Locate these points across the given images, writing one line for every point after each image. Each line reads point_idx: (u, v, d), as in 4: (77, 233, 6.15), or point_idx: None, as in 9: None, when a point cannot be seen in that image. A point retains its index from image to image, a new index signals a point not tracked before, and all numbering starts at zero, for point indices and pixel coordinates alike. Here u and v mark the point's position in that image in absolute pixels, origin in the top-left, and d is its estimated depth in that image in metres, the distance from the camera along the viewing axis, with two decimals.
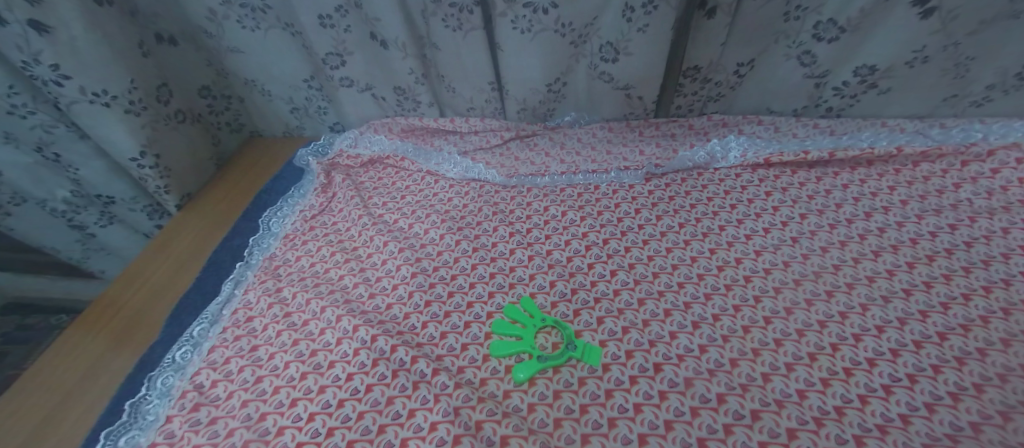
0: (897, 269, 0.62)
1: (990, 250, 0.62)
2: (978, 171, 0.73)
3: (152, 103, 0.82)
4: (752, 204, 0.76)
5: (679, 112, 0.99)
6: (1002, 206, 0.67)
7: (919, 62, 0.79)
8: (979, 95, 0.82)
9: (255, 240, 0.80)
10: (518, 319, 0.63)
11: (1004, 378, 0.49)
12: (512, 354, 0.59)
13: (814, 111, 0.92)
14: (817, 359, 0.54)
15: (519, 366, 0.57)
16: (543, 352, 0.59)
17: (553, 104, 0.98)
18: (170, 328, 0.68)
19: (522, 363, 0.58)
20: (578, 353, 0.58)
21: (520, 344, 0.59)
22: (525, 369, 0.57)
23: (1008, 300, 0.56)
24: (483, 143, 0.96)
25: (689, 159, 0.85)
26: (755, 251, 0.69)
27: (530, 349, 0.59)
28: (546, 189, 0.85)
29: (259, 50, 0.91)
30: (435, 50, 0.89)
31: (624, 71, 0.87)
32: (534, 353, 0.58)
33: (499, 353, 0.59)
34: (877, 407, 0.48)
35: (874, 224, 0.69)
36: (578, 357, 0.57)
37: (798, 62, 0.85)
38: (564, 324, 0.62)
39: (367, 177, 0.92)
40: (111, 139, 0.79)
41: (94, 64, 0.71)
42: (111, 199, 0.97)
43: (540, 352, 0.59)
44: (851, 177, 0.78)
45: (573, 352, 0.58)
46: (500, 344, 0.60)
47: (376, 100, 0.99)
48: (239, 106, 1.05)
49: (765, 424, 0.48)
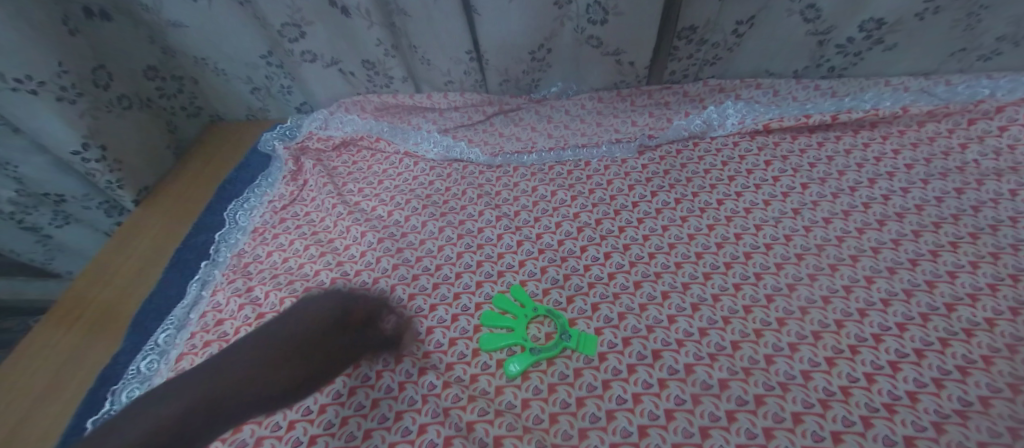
0: (903, 239, 0.60)
1: (998, 214, 0.59)
2: (985, 129, 0.70)
3: (88, 89, 0.74)
4: (751, 175, 0.72)
5: (673, 78, 0.93)
6: (1010, 166, 0.64)
7: (930, 13, 0.74)
8: (988, 49, 0.78)
9: (221, 236, 0.74)
10: (509, 310, 0.59)
11: (1013, 348, 0.47)
12: (504, 346, 0.56)
13: (816, 71, 0.87)
14: (822, 338, 0.51)
15: (512, 358, 0.54)
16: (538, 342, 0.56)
17: (538, 74, 0.91)
18: (133, 337, 0.63)
19: (516, 354, 0.55)
20: (574, 342, 0.55)
21: (512, 336, 0.56)
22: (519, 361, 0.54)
23: (1017, 266, 0.53)
24: (465, 120, 0.89)
25: (684, 128, 0.80)
26: (756, 226, 0.65)
27: (525, 341, 0.56)
28: (533, 167, 0.80)
29: (206, 22, 0.82)
30: (405, 17, 0.81)
31: (613, 34, 0.81)
32: (529, 344, 0.55)
33: (490, 347, 0.56)
34: (884, 385, 0.46)
35: (878, 191, 0.66)
36: (575, 347, 0.54)
37: (801, 17, 0.79)
38: (558, 311, 0.59)
39: (340, 162, 0.86)
40: (45, 132, 0.71)
41: (10, 45, 0.62)
42: (61, 197, 0.89)
43: (535, 343, 0.56)
44: (854, 141, 0.74)
45: (569, 341, 0.55)
46: (490, 337, 0.57)
47: (344, 76, 0.92)
48: (194, 87, 0.96)
49: (770, 409, 0.46)
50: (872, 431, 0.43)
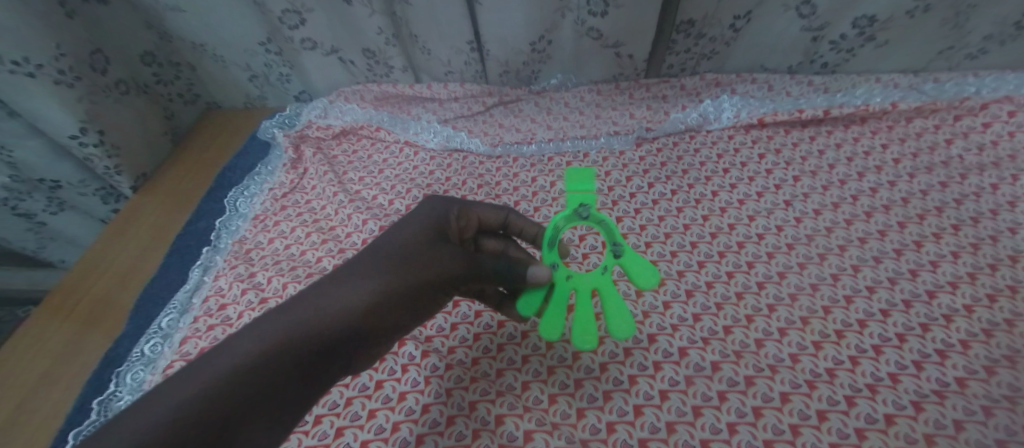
0: (889, 230, 0.62)
1: (980, 207, 0.62)
2: (970, 126, 0.72)
3: (86, 73, 0.74)
4: (746, 168, 0.74)
5: (670, 72, 0.94)
6: (992, 161, 0.67)
7: (920, 11, 0.77)
8: (975, 47, 0.81)
9: (222, 223, 0.75)
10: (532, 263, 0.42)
11: (989, 333, 0.49)
12: (559, 312, 0.42)
13: (809, 67, 0.89)
14: (809, 323, 0.53)
15: (583, 324, 0.41)
16: (590, 280, 0.44)
17: (538, 66, 0.92)
18: (135, 321, 0.63)
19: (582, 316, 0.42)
20: (635, 263, 0.43)
21: (560, 294, 0.43)
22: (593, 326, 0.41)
23: (996, 256, 0.56)
24: (464, 111, 0.90)
25: (681, 121, 0.81)
26: (749, 216, 0.67)
27: (579, 293, 0.43)
28: (533, 158, 0.81)
29: (205, 9, 0.82)
30: (407, 6, 0.82)
31: (614, 26, 0.82)
32: (587, 294, 0.43)
33: (546, 328, 0.41)
34: (868, 367, 0.48)
35: (867, 184, 0.68)
36: (639, 273, 0.43)
37: (796, 13, 0.81)
38: (588, 223, 0.44)
39: (340, 151, 0.86)
40: (43, 115, 0.71)
41: (8, 28, 0.63)
42: (56, 183, 0.89)
43: (589, 283, 0.44)
44: (844, 136, 0.76)
45: (626, 265, 0.43)
46: (536, 306, 0.44)
47: (344, 64, 0.92)
48: (190, 74, 0.96)
49: (759, 390, 0.48)
50: (855, 410, 0.45)
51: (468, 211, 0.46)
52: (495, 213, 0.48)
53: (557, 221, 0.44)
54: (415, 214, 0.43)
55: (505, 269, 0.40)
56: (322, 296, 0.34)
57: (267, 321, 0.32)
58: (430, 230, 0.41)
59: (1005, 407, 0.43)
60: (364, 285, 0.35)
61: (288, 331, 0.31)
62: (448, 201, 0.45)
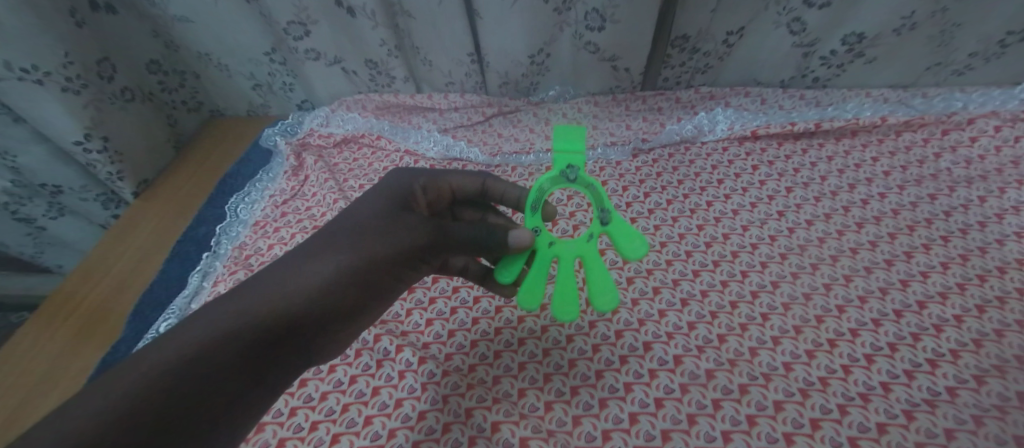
0: (879, 241, 0.63)
1: (968, 219, 0.63)
2: (958, 140, 0.74)
3: (93, 80, 0.75)
4: (739, 179, 0.75)
5: (666, 85, 0.96)
6: (979, 174, 0.68)
7: (907, 29, 0.79)
8: (961, 64, 0.83)
9: (222, 228, 0.75)
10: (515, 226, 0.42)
11: (978, 343, 0.50)
12: (540, 276, 0.44)
13: (801, 82, 0.92)
14: (802, 332, 0.54)
15: (565, 291, 0.43)
16: (574, 248, 0.45)
17: (537, 78, 0.94)
18: (133, 327, 0.63)
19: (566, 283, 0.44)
20: (621, 230, 0.44)
21: (542, 258, 0.44)
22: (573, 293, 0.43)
23: (984, 267, 0.57)
24: (464, 121, 0.91)
25: (676, 133, 0.83)
26: (742, 226, 0.68)
27: (561, 259, 0.45)
28: (531, 168, 0.82)
29: (212, 19, 0.84)
30: (410, 20, 0.84)
31: (611, 40, 0.84)
32: (569, 261, 0.45)
33: (527, 294, 0.43)
34: (860, 376, 0.49)
35: (858, 196, 0.70)
36: (625, 241, 0.43)
37: (787, 30, 0.83)
38: (576, 187, 0.45)
39: (341, 158, 0.87)
40: (49, 121, 0.73)
41: (17, 37, 0.65)
42: (58, 188, 0.90)
43: (572, 251, 0.45)
44: (836, 148, 0.78)
45: (611, 232, 0.44)
46: (518, 272, 0.44)
47: (346, 74, 0.94)
48: (196, 82, 0.98)
49: (753, 398, 0.48)
50: (847, 419, 0.45)
51: (439, 184, 0.47)
52: (472, 183, 0.49)
53: (542, 183, 0.45)
54: (380, 193, 0.44)
55: (485, 236, 0.41)
56: (274, 277, 0.35)
57: (232, 301, 0.33)
58: (390, 209, 0.42)
59: (995, 416, 0.44)
60: (317, 265, 0.36)
61: (238, 310, 0.32)
62: (414, 175, 0.46)
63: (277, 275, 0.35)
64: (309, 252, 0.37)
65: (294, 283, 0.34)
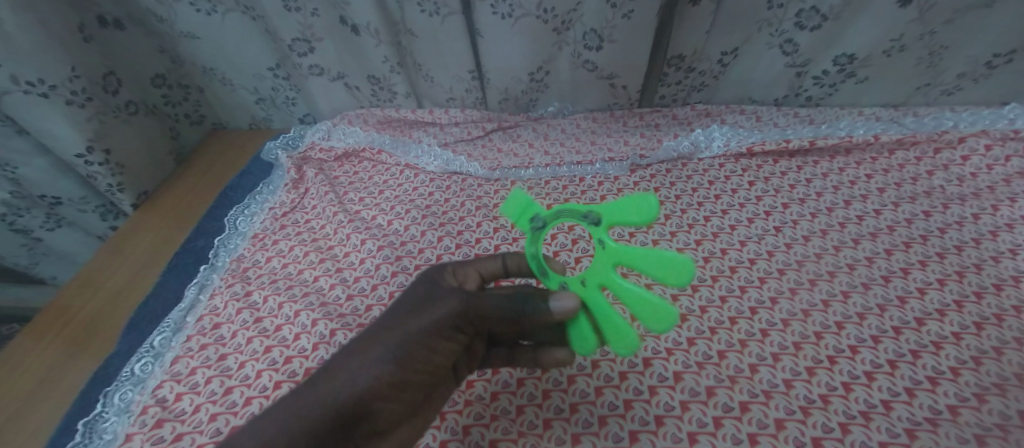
0: (876, 257, 0.63)
1: (963, 236, 0.64)
2: (950, 158, 0.75)
3: (97, 93, 0.76)
4: (736, 194, 0.76)
5: (662, 102, 0.98)
6: (972, 192, 0.69)
7: (896, 51, 0.82)
8: (950, 84, 0.85)
9: (221, 241, 0.75)
10: (547, 292, 0.38)
11: (978, 361, 0.50)
12: (608, 314, 0.36)
13: (795, 100, 0.93)
14: (802, 348, 0.54)
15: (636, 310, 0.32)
16: (599, 268, 0.36)
17: (536, 94, 0.96)
18: (126, 340, 0.62)
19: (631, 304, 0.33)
20: (615, 210, 0.34)
21: (593, 300, 0.38)
22: (639, 304, 0.31)
23: (980, 284, 0.57)
24: (464, 135, 0.92)
25: (673, 149, 0.84)
26: (740, 242, 0.69)
27: (602, 284, 0.36)
28: (530, 182, 0.82)
29: (218, 35, 0.86)
30: (412, 37, 0.86)
31: (608, 59, 0.86)
32: (608, 278, 0.35)
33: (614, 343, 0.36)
34: (861, 394, 0.49)
35: (854, 212, 0.70)
36: (626, 215, 0.33)
37: (780, 51, 0.85)
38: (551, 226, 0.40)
39: (342, 172, 0.88)
40: (51, 134, 0.73)
41: (27, 50, 0.66)
42: (57, 199, 0.90)
43: (601, 270, 0.36)
44: (831, 166, 0.79)
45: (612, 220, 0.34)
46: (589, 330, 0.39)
47: (349, 89, 0.95)
48: (199, 96, 0.99)
49: (755, 416, 0.48)
50: (850, 437, 0.45)
51: (466, 268, 0.44)
52: (496, 259, 0.46)
53: (531, 256, 0.42)
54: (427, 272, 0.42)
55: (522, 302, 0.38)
56: (337, 368, 0.35)
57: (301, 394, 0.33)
58: (429, 290, 0.40)
59: (997, 436, 0.43)
60: (361, 368, 0.34)
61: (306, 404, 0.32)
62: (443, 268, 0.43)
63: (323, 384, 0.34)
64: (350, 352, 0.36)
65: (347, 387, 0.33)
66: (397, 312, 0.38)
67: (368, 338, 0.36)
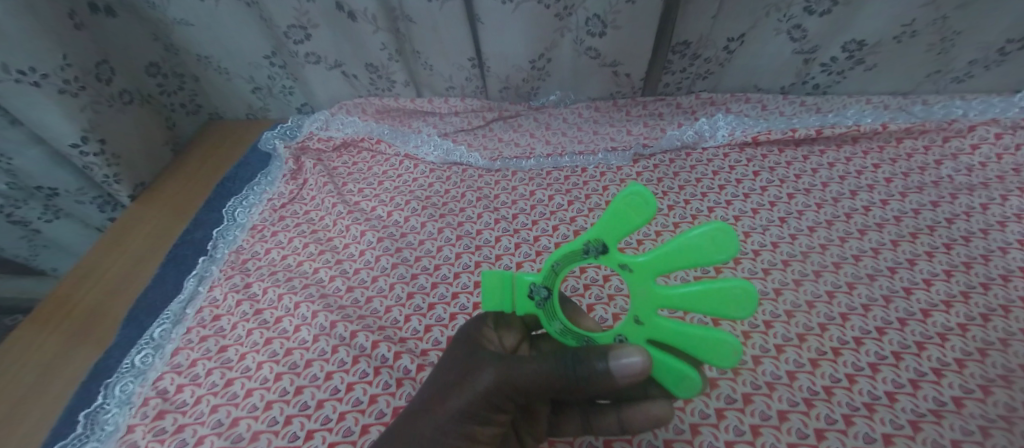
0: (882, 248, 0.63)
1: (970, 226, 0.63)
2: (959, 147, 0.74)
3: (90, 82, 0.75)
4: (740, 185, 0.75)
5: (666, 90, 0.97)
6: (981, 182, 0.68)
7: (907, 36, 0.80)
8: (962, 71, 0.84)
9: (219, 232, 0.74)
10: (605, 348, 0.33)
11: (983, 352, 0.49)
12: (683, 335, 0.32)
13: (801, 88, 0.92)
14: (806, 340, 0.53)
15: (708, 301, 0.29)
16: (644, 293, 0.34)
17: (537, 83, 0.94)
18: (126, 332, 0.62)
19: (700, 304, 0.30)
20: (607, 225, 0.33)
21: (661, 329, 0.34)
22: (704, 292, 0.29)
23: (987, 275, 0.57)
24: (464, 125, 0.91)
25: (677, 138, 0.83)
26: (744, 233, 0.68)
27: (654, 303, 0.34)
28: (531, 173, 0.81)
29: (212, 22, 0.84)
30: (411, 24, 0.84)
31: (611, 46, 0.85)
32: (654, 293, 0.33)
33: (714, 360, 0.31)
34: (865, 386, 0.48)
35: (860, 203, 0.69)
36: (622, 223, 0.32)
37: (788, 37, 0.83)
38: (552, 288, 0.39)
39: (341, 163, 0.86)
40: (45, 125, 0.72)
41: (18, 37, 0.64)
42: (54, 190, 0.89)
43: (648, 295, 0.34)
44: (837, 155, 0.77)
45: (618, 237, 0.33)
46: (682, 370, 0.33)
47: (346, 78, 0.94)
48: (194, 85, 0.98)
49: (757, 407, 0.47)
50: (853, 429, 0.45)
51: (507, 317, 0.43)
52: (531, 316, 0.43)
53: (560, 331, 0.41)
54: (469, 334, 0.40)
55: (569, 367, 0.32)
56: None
57: None
58: (468, 354, 0.37)
59: (1002, 427, 0.43)
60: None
61: None
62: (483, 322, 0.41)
63: None
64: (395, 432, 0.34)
65: None
66: (431, 390, 0.36)
67: (406, 422, 0.34)
